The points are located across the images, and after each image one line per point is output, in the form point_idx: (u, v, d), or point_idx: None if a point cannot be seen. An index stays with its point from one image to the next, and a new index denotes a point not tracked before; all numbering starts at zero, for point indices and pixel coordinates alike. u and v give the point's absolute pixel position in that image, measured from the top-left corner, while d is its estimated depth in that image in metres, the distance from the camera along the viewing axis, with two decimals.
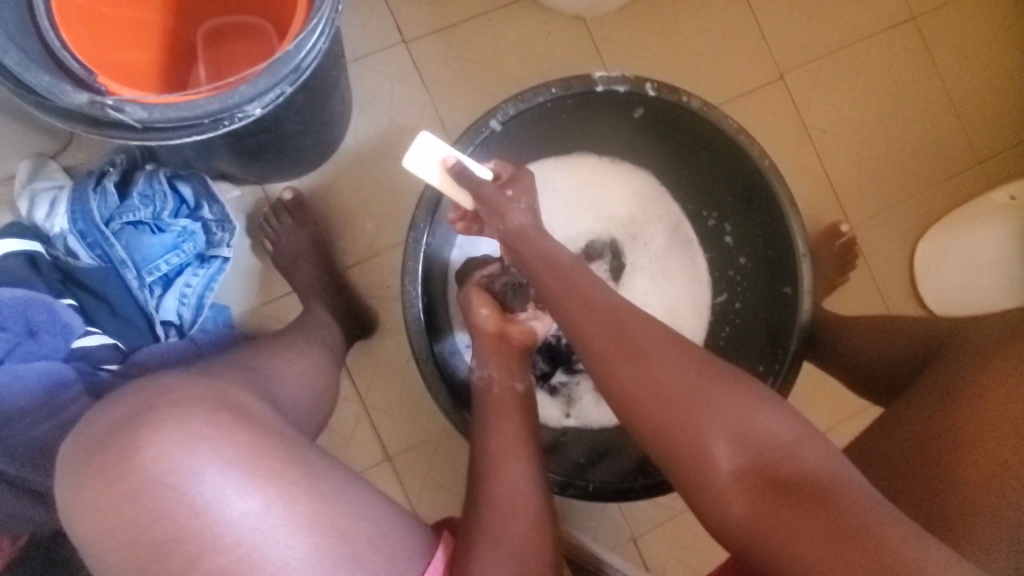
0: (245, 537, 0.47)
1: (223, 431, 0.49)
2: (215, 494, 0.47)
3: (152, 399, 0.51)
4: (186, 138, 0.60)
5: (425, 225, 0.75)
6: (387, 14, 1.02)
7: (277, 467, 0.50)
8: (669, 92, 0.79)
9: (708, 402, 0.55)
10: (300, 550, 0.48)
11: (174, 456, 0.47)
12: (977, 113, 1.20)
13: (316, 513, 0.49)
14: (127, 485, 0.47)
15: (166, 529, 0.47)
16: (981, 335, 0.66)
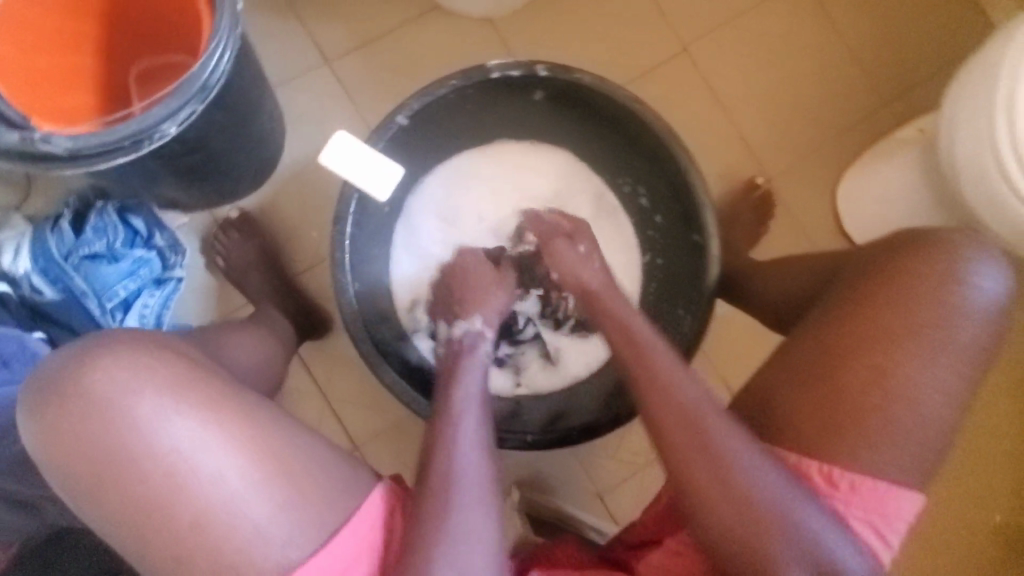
0: (177, 453, 0.57)
1: (162, 365, 0.60)
2: (151, 419, 0.57)
3: (102, 342, 0.61)
4: (111, 162, 0.67)
5: (347, 217, 0.82)
6: (308, 39, 1.11)
7: (207, 393, 0.60)
8: (560, 70, 0.86)
9: (744, 477, 0.65)
10: (224, 460, 0.58)
11: (120, 382, 0.58)
12: (878, 58, 1.26)
13: (240, 431, 0.59)
14: (83, 408, 0.57)
15: (112, 441, 0.57)
16: (870, 264, 0.74)
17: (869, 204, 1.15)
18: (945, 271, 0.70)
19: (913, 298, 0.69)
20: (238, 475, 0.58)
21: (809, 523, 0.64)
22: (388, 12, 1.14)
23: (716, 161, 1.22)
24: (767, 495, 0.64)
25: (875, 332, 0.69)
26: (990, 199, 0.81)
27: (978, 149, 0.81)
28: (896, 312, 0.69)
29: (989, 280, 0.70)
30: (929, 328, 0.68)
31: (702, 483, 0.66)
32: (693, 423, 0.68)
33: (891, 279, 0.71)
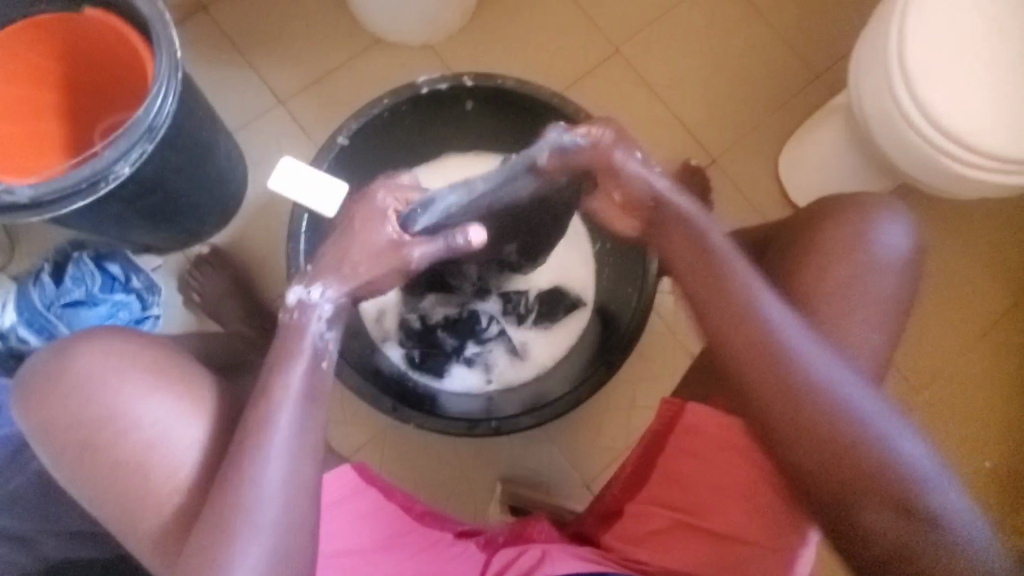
0: (138, 426, 0.65)
1: (132, 358, 0.68)
2: (118, 395, 0.65)
3: (89, 336, 0.69)
4: (72, 205, 0.74)
5: (299, 233, 0.89)
6: (262, 83, 1.20)
7: (169, 383, 0.67)
8: (483, 79, 0.93)
9: (828, 382, 0.64)
10: (177, 442, 0.65)
11: (93, 371, 0.66)
12: (803, 35, 1.33)
13: (193, 418, 0.67)
14: (65, 390, 0.66)
15: (85, 417, 0.65)
16: (796, 234, 0.80)
17: (810, 172, 1.20)
18: (857, 231, 0.76)
19: (834, 261, 0.75)
20: (187, 449, 0.66)
21: (888, 428, 0.63)
22: (334, 49, 1.22)
23: (660, 149, 1.27)
24: (846, 402, 0.64)
25: (803, 294, 0.75)
26: (903, 145, 0.90)
27: (881, 102, 0.90)
28: (820, 276, 0.75)
29: (899, 234, 0.76)
30: (845, 288, 0.74)
31: (780, 398, 0.64)
32: (770, 334, 0.66)
33: (814, 246, 0.77)
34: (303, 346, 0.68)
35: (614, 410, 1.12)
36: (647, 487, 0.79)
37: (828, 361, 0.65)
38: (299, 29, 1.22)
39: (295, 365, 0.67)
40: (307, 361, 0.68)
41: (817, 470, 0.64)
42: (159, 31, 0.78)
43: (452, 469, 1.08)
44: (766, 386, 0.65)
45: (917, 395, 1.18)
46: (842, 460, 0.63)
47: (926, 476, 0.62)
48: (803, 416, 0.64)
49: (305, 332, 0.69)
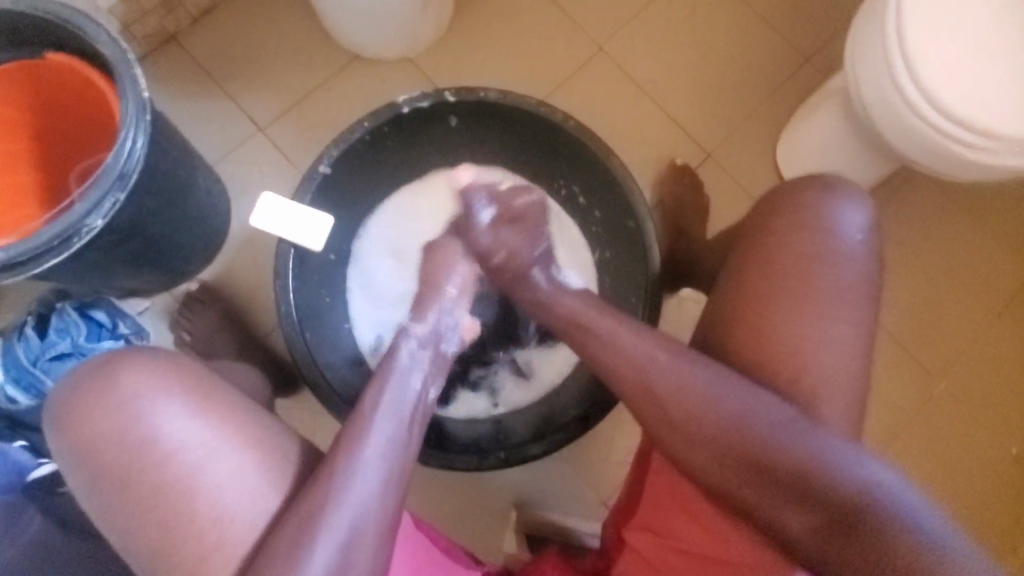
0: (189, 454, 0.59)
1: (179, 377, 0.62)
2: (168, 419, 0.59)
3: (131, 354, 0.63)
4: (46, 263, 0.71)
5: (287, 271, 0.84)
6: (239, 111, 1.16)
7: (221, 403, 0.62)
8: (465, 93, 0.90)
9: (735, 410, 0.65)
10: (234, 467, 0.60)
11: (140, 390, 0.60)
12: (791, 19, 1.29)
13: (249, 441, 0.61)
14: (107, 411, 0.60)
15: (134, 438, 0.59)
16: (755, 219, 0.77)
17: (809, 161, 1.17)
18: (809, 218, 0.73)
19: (804, 241, 0.71)
20: (246, 478, 0.60)
21: (809, 440, 0.63)
22: (310, 71, 1.18)
23: (653, 147, 1.23)
24: (756, 425, 0.64)
25: (759, 289, 0.71)
26: (905, 131, 0.87)
27: (880, 87, 0.87)
28: (792, 258, 0.71)
29: (856, 220, 0.73)
30: (816, 266, 0.70)
31: (686, 436, 0.66)
32: (654, 386, 0.68)
33: (777, 228, 0.74)
34: (405, 385, 0.68)
35: (626, 423, 1.09)
36: (644, 510, 0.75)
37: (728, 390, 0.66)
38: (271, 52, 1.18)
39: (392, 402, 0.66)
40: (410, 399, 0.67)
41: (742, 491, 0.64)
42: (123, 71, 0.75)
43: (464, 496, 1.05)
44: (673, 428, 0.67)
45: (933, 383, 1.15)
46: (758, 480, 0.63)
47: (863, 478, 0.61)
48: (709, 449, 0.65)
49: (396, 365, 0.70)
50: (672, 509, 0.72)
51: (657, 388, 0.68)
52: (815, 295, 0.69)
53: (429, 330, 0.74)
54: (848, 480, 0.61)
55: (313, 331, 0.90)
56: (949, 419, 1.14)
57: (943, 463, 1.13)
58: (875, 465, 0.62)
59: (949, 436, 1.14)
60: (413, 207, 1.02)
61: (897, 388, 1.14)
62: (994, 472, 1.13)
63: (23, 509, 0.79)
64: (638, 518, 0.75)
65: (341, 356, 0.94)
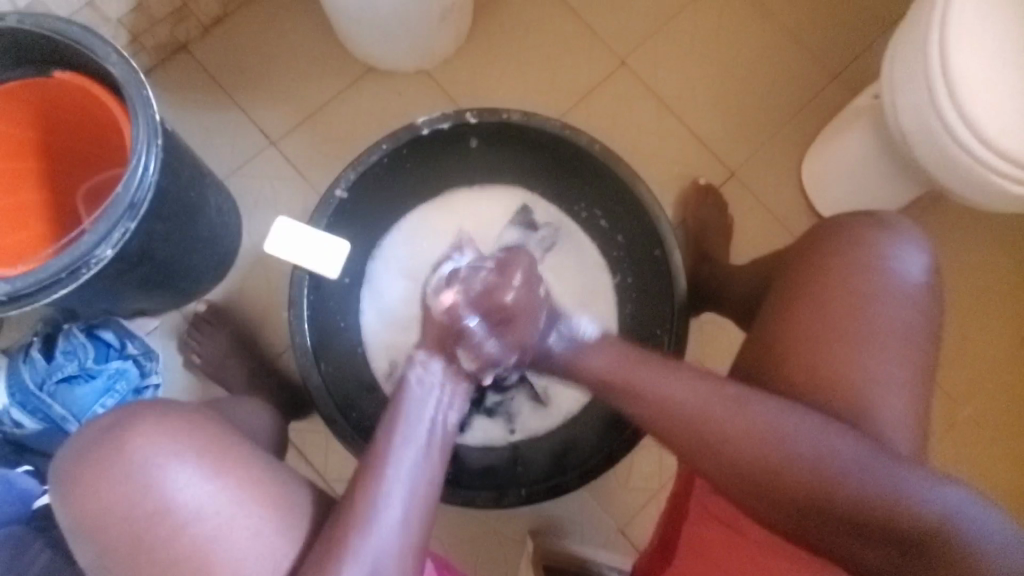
0: (206, 520, 0.54)
1: (191, 437, 0.57)
2: (182, 482, 0.55)
3: (138, 412, 0.58)
4: (53, 295, 0.69)
5: (302, 299, 0.81)
6: (251, 124, 1.13)
7: (239, 465, 0.57)
8: (487, 114, 0.86)
9: (795, 441, 0.61)
10: (255, 536, 0.55)
11: (150, 454, 0.55)
12: (820, 33, 1.25)
13: (271, 504, 0.57)
14: (114, 476, 0.55)
15: (143, 509, 0.54)
16: (800, 258, 0.76)
17: (836, 181, 1.13)
18: (862, 257, 0.71)
19: (848, 280, 0.70)
20: (268, 542, 0.56)
21: (874, 463, 0.60)
22: (324, 82, 1.15)
23: (675, 164, 1.20)
24: (819, 454, 0.60)
25: (800, 329, 0.71)
26: (945, 161, 0.83)
27: (919, 112, 0.83)
28: (840, 300, 0.70)
29: (916, 260, 0.71)
30: (862, 308, 0.69)
31: (743, 470, 0.62)
32: (707, 422, 0.63)
33: (819, 265, 0.73)
34: (420, 418, 0.64)
35: (645, 449, 1.07)
36: (677, 559, 0.73)
37: (788, 418, 0.62)
38: (284, 63, 1.15)
39: (412, 430, 0.62)
40: (427, 429, 0.63)
41: (803, 521, 0.61)
42: (134, 94, 0.72)
43: (478, 522, 1.02)
44: (730, 464, 0.63)
45: (959, 411, 1.12)
46: (823, 509, 0.60)
47: (933, 501, 0.58)
48: (768, 481, 0.61)
49: (412, 394, 0.66)
50: (708, 563, 0.70)
51: (708, 427, 0.63)
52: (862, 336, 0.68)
53: (444, 357, 0.70)
54: (917, 505, 0.58)
55: (325, 359, 0.87)
56: (975, 448, 1.11)
57: None
58: (945, 487, 0.59)
59: (974, 465, 1.10)
60: (430, 229, 0.99)
61: None
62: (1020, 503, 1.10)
63: (30, 540, 0.77)
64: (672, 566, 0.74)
65: (356, 382, 0.92)
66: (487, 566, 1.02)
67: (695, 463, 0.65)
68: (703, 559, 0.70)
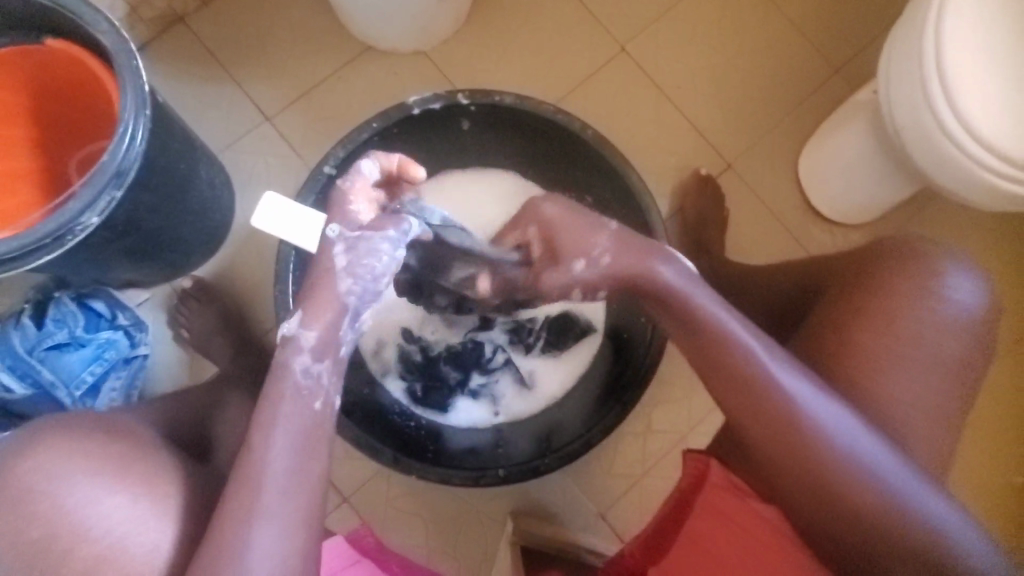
0: (103, 535, 0.55)
1: (90, 454, 0.59)
2: (81, 495, 0.56)
3: (42, 430, 0.59)
4: (38, 260, 0.69)
5: (287, 274, 0.84)
6: (246, 100, 1.13)
7: (138, 478, 0.59)
8: (479, 95, 0.87)
9: (846, 445, 0.60)
10: (158, 544, 0.56)
11: (46, 472, 0.56)
12: (824, 25, 1.23)
13: (174, 514, 0.59)
14: (9, 497, 0.55)
15: (36, 529, 0.54)
16: (860, 266, 0.74)
17: (833, 175, 1.12)
18: (920, 280, 0.70)
19: (899, 298, 0.69)
20: (168, 551, 0.56)
21: (906, 484, 0.60)
22: (322, 59, 1.15)
23: (672, 154, 1.19)
24: (863, 462, 0.60)
25: (838, 336, 0.70)
26: (939, 157, 0.82)
27: (914, 109, 0.82)
28: (883, 314, 0.69)
29: (967, 288, 0.70)
30: (905, 324, 0.68)
31: (790, 461, 0.61)
32: (773, 392, 0.60)
33: (874, 279, 0.71)
34: (297, 383, 0.55)
35: (629, 436, 1.07)
36: (670, 558, 0.70)
37: (843, 423, 0.61)
38: (282, 39, 1.14)
39: (293, 405, 0.54)
40: (310, 398, 0.55)
41: (828, 519, 0.62)
42: (124, 63, 0.72)
43: (460, 502, 1.03)
44: (777, 449, 0.61)
45: None
46: (852, 514, 0.61)
47: (946, 532, 0.60)
48: (807, 476, 0.61)
49: (282, 379, 0.55)
50: (704, 560, 0.67)
51: (780, 402, 0.60)
52: (900, 354, 0.68)
53: (324, 338, 0.56)
54: (933, 529, 0.60)
55: None
56: (962, 447, 1.10)
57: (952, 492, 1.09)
58: (959, 518, 0.61)
59: (960, 464, 1.10)
60: None
61: None
62: (1004, 503, 1.09)
63: None
64: (667, 563, 0.70)
65: None
66: (467, 545, 1.02)
67: (747, 432, 0.63)
68: (703, 559, 0.67)
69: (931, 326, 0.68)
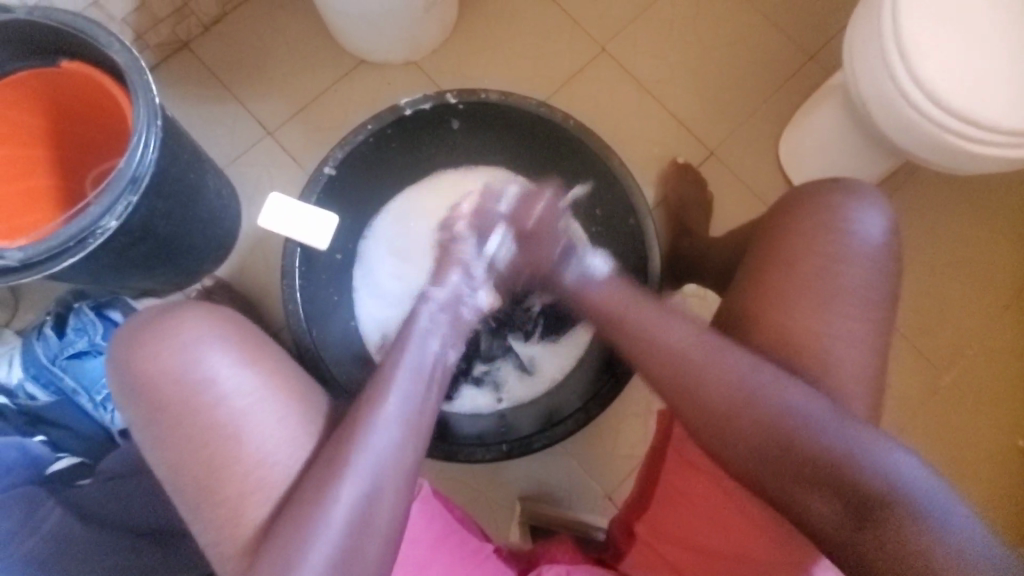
0: (239, 399, 0.61)
1: (228, 327, 0.64)
2: (220, 367, 0.61)
3: (185, 305, 0.65)
4: (62, 263, 0.75)
5: (294, 270, 0.87)
6: (247, 116, 1.19)
7: (266, 358, 0.64)
8: (467, 94, 0.92)
9: (760, 395, 0.63)
10: (279, 421, 0.62)
11: (194, 334, 0.62)
12: (794, 16, 1.29)
13: (291, 400, 0.64)
14: (165, 349, 0.61)
15: (183, 383, 0.60)
16: (785, 212, 0.76)
17: (811, 156, 1.16)
18: (829, 218, 0.72)
19: (823, 237, 0.71)
20: (290, 429, 0.62)
21: (825, 423, 0.61)
22: (317, 74, 1.21)
23: (656, 145, 1.24)
24: (780, 410, 0.63)
25: (779, 282, 0.71)
26: (904, 125, 0.87)
27: (877, 82, 0.87)
28: (818, 258, 0.71)
29: (876, 220, 0.72)
30: (839, 263, 0.70)
31: (713, 421, 0.65)
32: (692, 367, 0.66)
33: (795, 223, 0.73)
34: (424, 349, 0.67)
35: (631, 418, 1.10)
36: (653, 507, 0.75)
37: (770, 386, 0.64)
38: (279, 58, 1.21)
39: (411, 365, 0.66)
40: (430, 362, 0.67)
41: (764, 476, 0.63)
42: (135, 78, 0.78)
43: (469, 489, 1.06)
44: (699, 415, 0.66)
45: (940, 377, 1.14)
46: (780, 463, 0.62)
47: (880, 466, 0.59)
48: (736, 437, 0.64)
49: (416, 328, 0.69)
50: (684, 506, 0.71)
51: (688, 368, 0.67)
52: (835, 298, 0.69)
53: (447, 295, 0.72)
54: (865, 466, 0.59)
55: (317, 326, 0.92)
56: (955, 411, 1.13)
57: (951, 455, 1.12)
58: (897, 452, 0.60)
59: (958, 429, 1.12)
60: (419, 210, 1.03)
61: (902, 382, 1.14)
62: (1003, 465, 1.12)
63: (43, 500, 0.79)
64: (651, 512, 0.75)
65: (347, 353, 0.96)
66: None
67: (673, 404, 0.67)
68: (682, 505, 0.72)
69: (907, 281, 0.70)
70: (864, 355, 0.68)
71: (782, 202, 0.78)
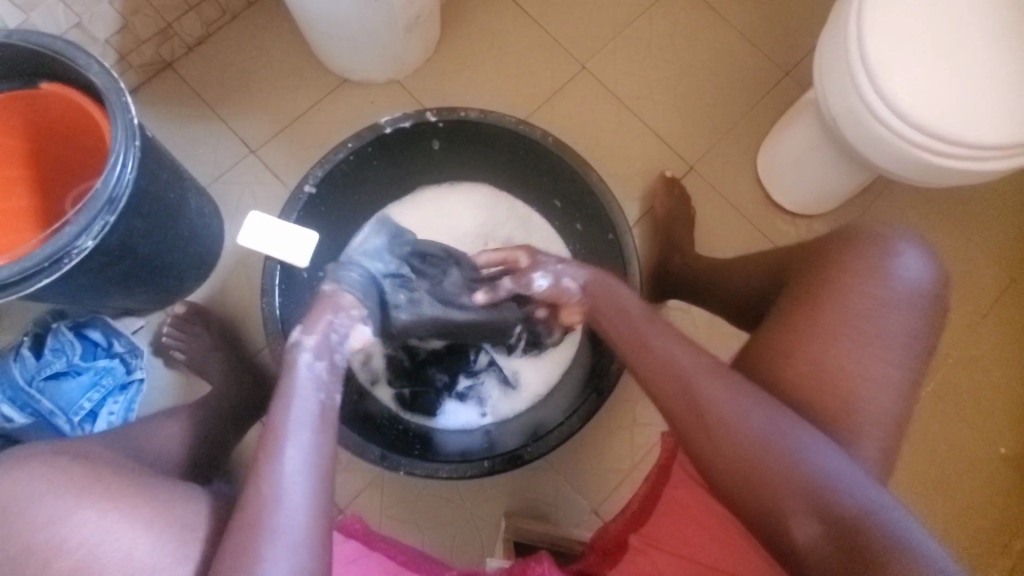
0: (84, 544, 0.55)
1: (62, 468, 0.60)
2: (62, 513, 0.57)
3: (17, 460, 0.61)
4: (37, 284, 0.75)
5: (273, 287, 0.88)
6: (231, 135, 1.20)
7: (115, 487, 0.60)
8: (447, 113, 0.93)
9: (758, 422, 0.61)
10: (143, 543, 0.56)
11: (24, 488, 0.58)
12: (770, 34, 1.32)
13: (155, 517, 0.59)
14: None
15: (16, 546, 0.55)
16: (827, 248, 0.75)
17: (789, 170, 1.18)
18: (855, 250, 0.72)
19: (865, 276, 0.71)
20: (157, 553, 0.56)
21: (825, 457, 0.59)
22: (302, 93, 1.22)
23: (637, 160, 1.26)
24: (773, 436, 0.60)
25: (825, 316, 0.69)
26: (873, 138, 0.89)
27: (846, 98, 0.89)
28: (861, 295, 0.70)
29: (915, 262, 0.72)
30: (880, 307, 0.69)
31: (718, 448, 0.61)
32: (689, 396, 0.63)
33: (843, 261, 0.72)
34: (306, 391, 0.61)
35: (617, 431, 1.10)
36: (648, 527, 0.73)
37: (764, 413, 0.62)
38: (263, 77, 1.22)
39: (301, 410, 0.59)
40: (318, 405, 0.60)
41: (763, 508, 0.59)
42: (114, 100, 0.79)
43: (455, 505, 1.05)
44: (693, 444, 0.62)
45: None
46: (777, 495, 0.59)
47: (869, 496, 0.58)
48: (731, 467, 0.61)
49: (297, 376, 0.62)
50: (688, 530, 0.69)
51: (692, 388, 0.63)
52: (820, 320, 0.69)
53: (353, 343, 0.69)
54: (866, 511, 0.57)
55: None
56: (932, 417, 1.15)
57: (930, 464, 1.13)
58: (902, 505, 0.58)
59: (936, 437, 1.14)
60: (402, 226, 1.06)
61: None
62: (982, 471, 1.13)
63: None
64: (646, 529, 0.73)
65: None
66: (463, 549, 1.04)
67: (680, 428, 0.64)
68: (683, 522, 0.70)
69: (890, 292, 0.70)
70: (850, 371, 0.67)
71: (833, 238, 0.77)
